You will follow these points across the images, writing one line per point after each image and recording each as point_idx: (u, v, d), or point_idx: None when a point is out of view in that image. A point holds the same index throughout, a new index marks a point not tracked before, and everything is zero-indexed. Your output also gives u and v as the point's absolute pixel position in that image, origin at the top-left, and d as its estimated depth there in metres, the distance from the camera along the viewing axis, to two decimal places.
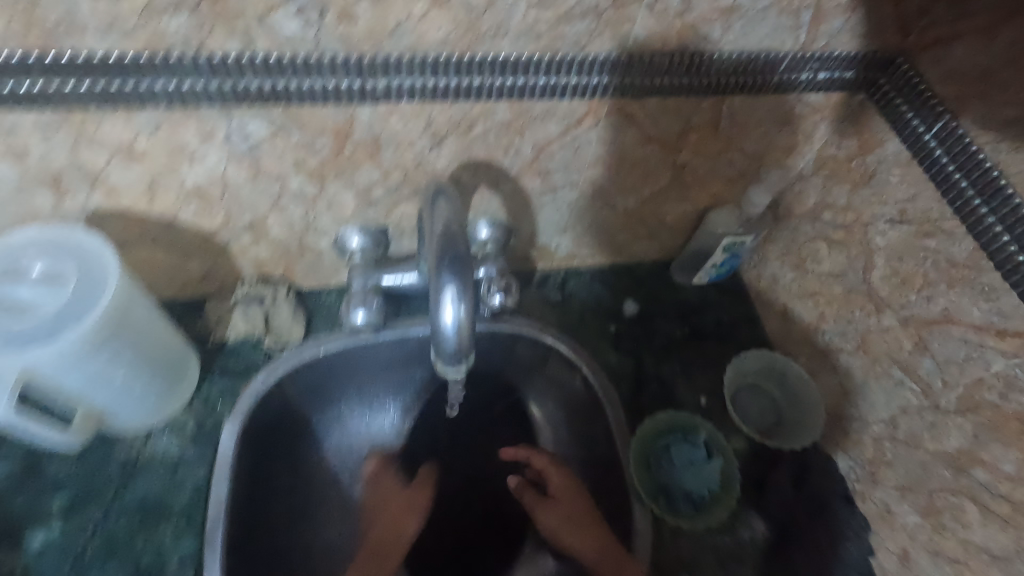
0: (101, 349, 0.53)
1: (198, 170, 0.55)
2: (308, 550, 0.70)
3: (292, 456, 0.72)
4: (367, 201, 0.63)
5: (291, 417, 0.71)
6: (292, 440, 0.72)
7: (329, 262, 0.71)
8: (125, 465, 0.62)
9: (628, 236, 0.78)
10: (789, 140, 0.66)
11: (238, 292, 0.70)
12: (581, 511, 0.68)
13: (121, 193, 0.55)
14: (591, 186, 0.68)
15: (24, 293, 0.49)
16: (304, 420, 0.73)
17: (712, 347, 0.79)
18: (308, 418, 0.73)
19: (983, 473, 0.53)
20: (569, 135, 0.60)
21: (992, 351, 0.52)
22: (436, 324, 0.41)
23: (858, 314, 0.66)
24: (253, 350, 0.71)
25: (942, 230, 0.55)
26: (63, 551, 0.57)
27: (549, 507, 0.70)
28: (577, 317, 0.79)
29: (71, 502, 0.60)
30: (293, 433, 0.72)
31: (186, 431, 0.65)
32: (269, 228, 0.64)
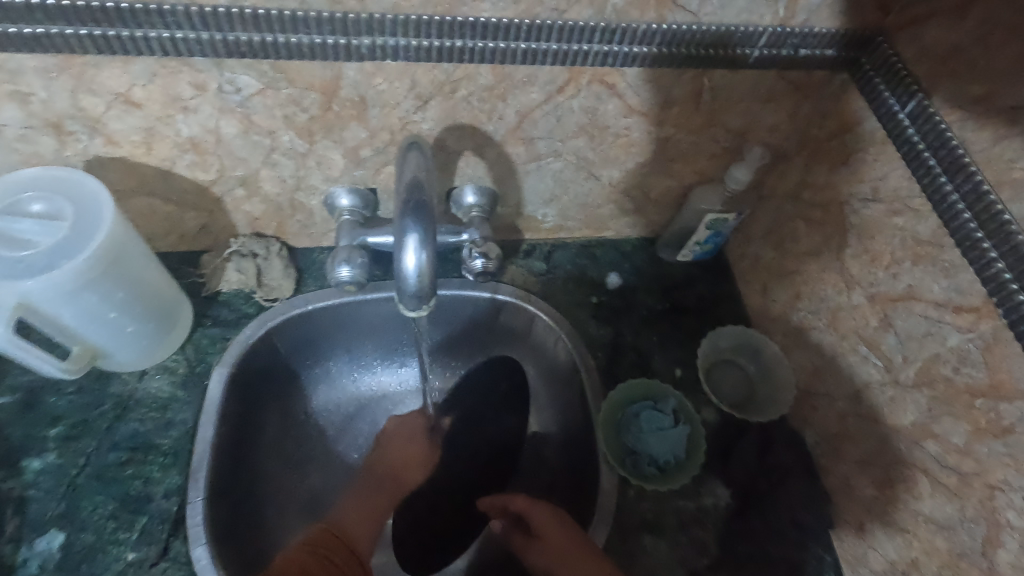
0: (94, 285, 0.56)
1: (193, 121, 0.57)
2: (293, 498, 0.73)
3: (279, 408, 0.75)
4: (355, 160, 0.65)
5: (279, 370, 0.74)
6: (279, 393, 0.75)
7: (320, 221, 0.73)
8: (118, 402, 0.66)
9: (613, 209, 0.80)
10: (771, 118, 0.67)
11: (232, 246, 0.73)
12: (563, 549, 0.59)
13: (120, 141, 0.58)
14: (576, 156, 0.70)
15: (22, 228, 0.52)
16: (292, 374, 0.76)
17: (690, 322, 0.81)
18: (296, 373, 0.77)
19: (934, 445, 0.55)
20: (552, 102, 0.62)
21: (949, 326, 0.53)
22: (398, 269, 0.43)
23: (830, 292, 0.67)
24: (245, 302, 0.74)
25: (910, 208, 0.56)
26: (56, 477, 0.61)
27: (536, 551, 0.62)
28: (559, 287, 0.81)
29: (66, 433, 0.63)
30: (281, 386, 0.75)
31: (177, 374, 0.68)
32: (261, 183, 0.66)
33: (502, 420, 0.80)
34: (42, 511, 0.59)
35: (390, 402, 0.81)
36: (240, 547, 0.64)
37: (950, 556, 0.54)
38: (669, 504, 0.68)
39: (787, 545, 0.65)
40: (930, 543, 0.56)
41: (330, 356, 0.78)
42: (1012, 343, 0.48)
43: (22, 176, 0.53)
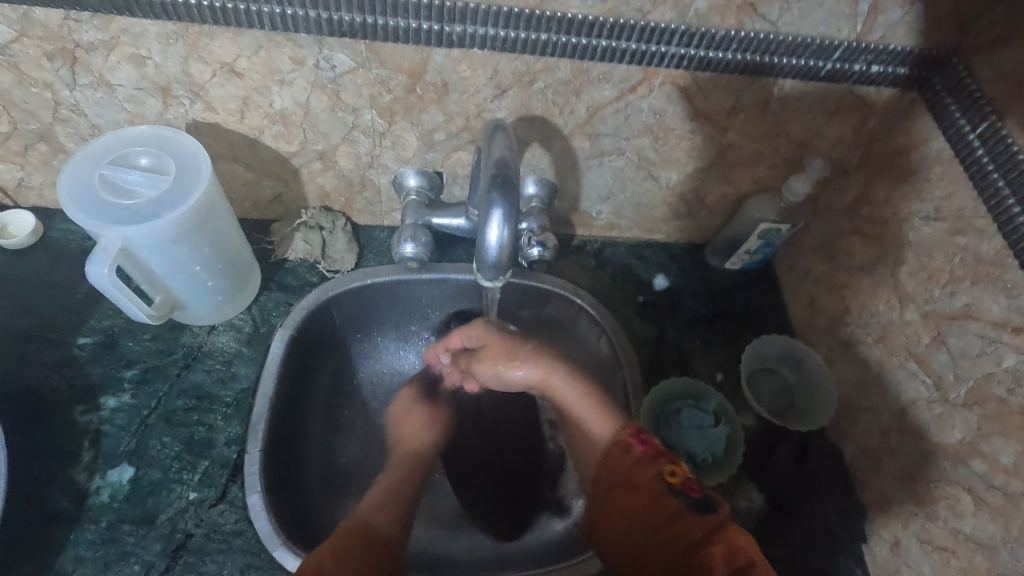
0: (186, 237, 0.60)
1: (286, 94, 0.61)
2: (333, 463, 0.75)
3: (329, 376, 0.78)
4: (429, 143, 0.68)
5: (332, 340, 0.78)
6: (329, 362, 0.78)
7: (386, 200, 0.77)
8: (189, 352, 0.70)
9: (667, 212, 0.82)
10: (836, 132, 0.69)
11: (301, 217, 0.77)
12: (505, 352, 0.72)
13: (217, 107, 0.62)
14: (638, 155, 0.72)
15: (131, 177, 0.56)
16: (342, 346, 0.80)
17: (735, 328, 0.82)
18: (346, 344, 0.80)
19: (981, 464, 0.55)
20: (623, 100, 0.64)
21: (1005, 346, 0.54)
22: (482, 239, 0.46)
23: (882, 307, 0.68)
24: (309, 271, 0.78)
25: (973, 228, 0.57)
26: (130, 415, 0.65)
27: (480, 359, 0.73)
28: (608, 284, 0.83)
29: (140, 376, 0.68)
30: (332, 356, 0.79)
31: (243, 331, 0.72)
32: (338, 158, 0.70)
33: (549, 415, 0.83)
34: (116, 445, 0.64)
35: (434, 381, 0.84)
36: (288, 500, 0.66)
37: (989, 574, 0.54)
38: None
39: (820, 552, 0.66)
40: (968, 561, 0.56)
41: (379, 332, 0.82)
42: None
43: (132, 134, 0.58)
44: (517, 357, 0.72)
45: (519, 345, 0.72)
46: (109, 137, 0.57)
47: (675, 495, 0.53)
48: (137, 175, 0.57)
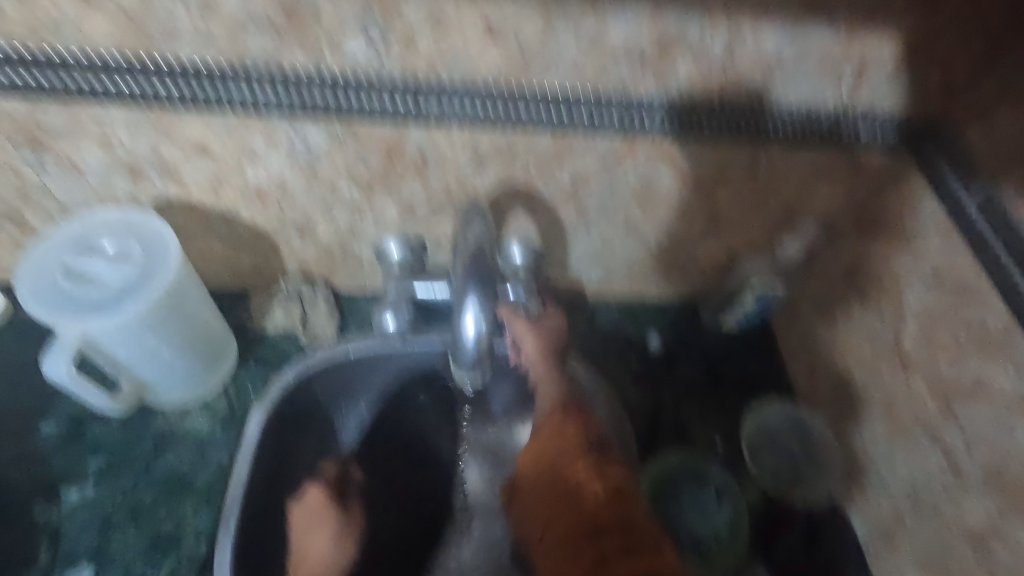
0: (153, 325, 0.57)
1: (260, 172, 0.60)
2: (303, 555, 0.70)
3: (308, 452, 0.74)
4: (410, 214, 0.66)
5: (311, 415, 0.74)
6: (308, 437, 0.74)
7: (369, 270, 0.75)
8: (159, 436, 0.66)
9: (660, 272, 0.79)
10: (829, 194, 0.67)
11: (280, 287, 0.74)
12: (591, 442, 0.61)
13: (190, 186, 0.60)
14: (626, 220, 0.70)
15: (92, 266, 0.54)
16: (322, 419, 0.75)
17: (733, 393, 0.79)
18: (326, 417, 0.76)
19: (1005, 555, 0.51)
20: (607, 169, 0.62)
21: (1020, 426, 0.50)
22: (458, 331, 0.45)
23: (887, 374, 0.65)
24: (289, 344, 0.75)
25: (978, 298, 0.54)
26: (93, 510, 0.61)
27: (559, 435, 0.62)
28: (600, 347, 0.81)
29: (106, 465, 0.64)
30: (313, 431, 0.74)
31: (217, 412, 0.68)
32: (317, 230, 0.68)
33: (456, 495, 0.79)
34: (77, 546, 0.60)
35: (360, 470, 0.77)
36: None
37: None
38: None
39: None
40: None
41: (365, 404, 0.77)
42: None
43: (96, 219, 0.56)
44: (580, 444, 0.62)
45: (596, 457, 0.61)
46: (73, 224, 0.55)
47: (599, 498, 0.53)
48: (103, 263, 0.55)
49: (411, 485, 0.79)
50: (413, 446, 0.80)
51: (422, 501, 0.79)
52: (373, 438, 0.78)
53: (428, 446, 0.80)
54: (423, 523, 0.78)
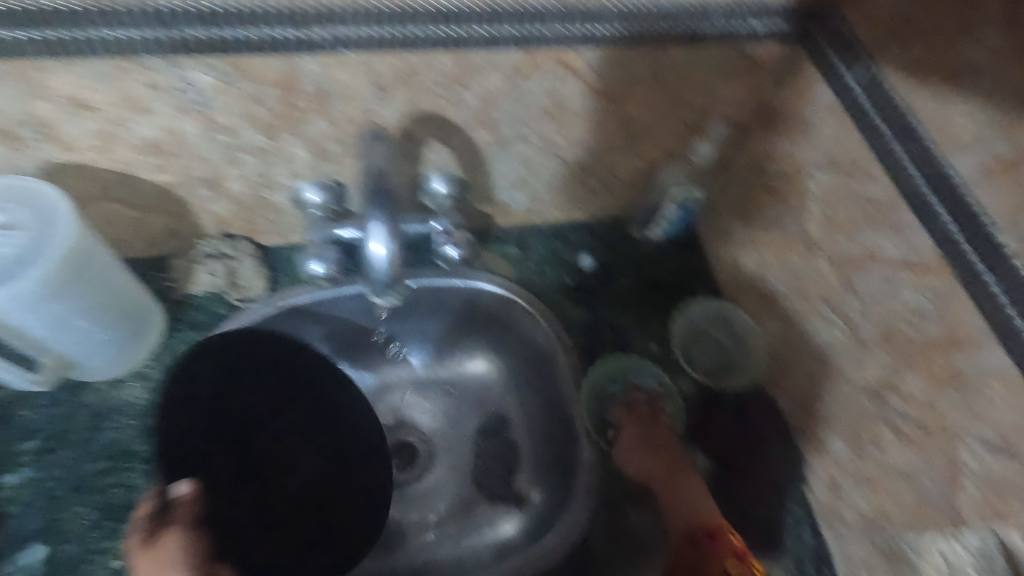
0: (60, 292, 0.56)
1: (149, 122, 0.57)
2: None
3: (240, 433, 0.68)
4: (321, 154, 0.65)
5: (234, 390, 0.68)
6: (238, 413, 0.68)
7: (290, 219, 0.73)
8: (95, 410, 0.65)
9: (583, 190, 0.81)
10: (733, 92, 0.69)
11: (201, 247, 0.72)
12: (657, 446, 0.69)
13: (76, 146, 0.57)
14: (541, 139, 0.70)
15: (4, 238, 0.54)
16: (250, 395, 0.69)
17: (663, 298, 0.82)
18: (255, 392, 0.70)
19: (898, 400, 0.57)
20: (513, 86, 0.62)
21: (905, 284, 0.55)
22: (367, 253, 0.46)
23: (795, 259, 0.70)
24: (218, 303, 0.72)
25: (865, 173, 0.58)
26: (38, 490, 0.60)
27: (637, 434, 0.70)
28: (535, 270, 0.82)
29: (44, 446, 0.62)
30: (246, 404, 0.69)
31: (153, 380, 0.67)
32: (227, 181, 0.66)
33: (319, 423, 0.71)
34: (28, 526, 0.59)
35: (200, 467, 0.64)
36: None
37: (918, 503, 0.56)
38: (645, 498, 0.69)
39: (762, 504, 0.69)
40: (897, 493, 0.58)
41: (293, 376, 0.72)
42: (963, 298, 0.50)
43: None
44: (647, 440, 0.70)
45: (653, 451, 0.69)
46: None
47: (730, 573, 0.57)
48: None
49: (292, 448, 0.70)
50: (311, 418, 0.71)
51: (312, 464, 0.70)
52: (309, 409, 0.71)
53: (280, 394, 0.71)
54: (307, 478, 0.69)
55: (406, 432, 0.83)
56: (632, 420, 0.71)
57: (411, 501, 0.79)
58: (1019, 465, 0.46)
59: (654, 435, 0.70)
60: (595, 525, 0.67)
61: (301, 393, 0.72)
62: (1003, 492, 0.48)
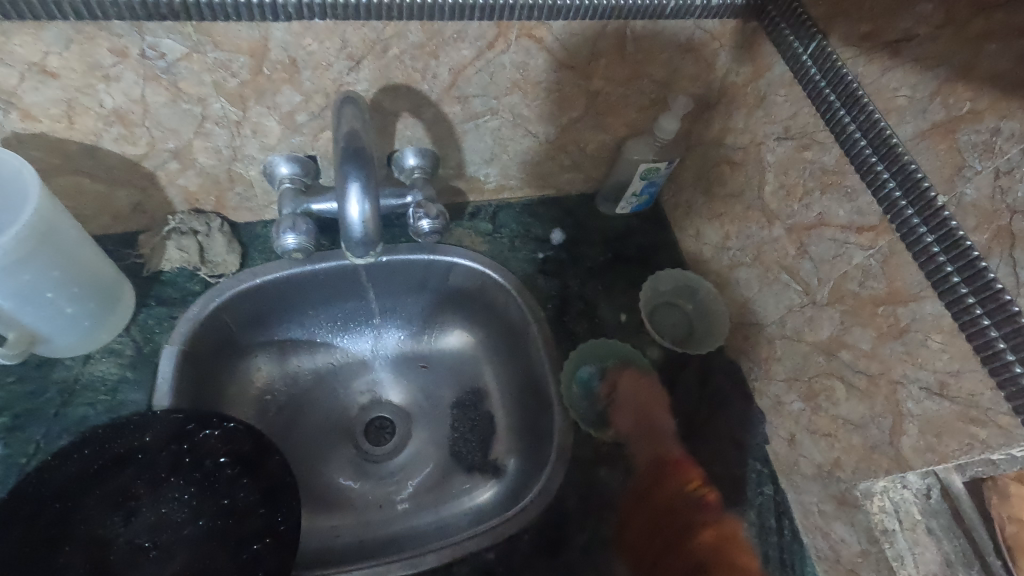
0: (27, 265, 0.55)
1: (115, 90, 0.56)
2: None
3: (96, 552, 0.56)
4: (292, 126, 0.65)
5: (62, 504, 0.56)
6: (80, 534, 0.56)
7: (260, 193, 0.73)
8: (65, 385, 0.64)
9: (553, 165, 0.82)
10: (694, 68, 0.72)
11: (169, 224, 0.72)
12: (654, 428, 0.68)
13: (38, 115, 0.56)
14: (511, 113, 0.72)
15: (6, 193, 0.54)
16: (88, 506, 0.57)
17: (632, 269, 0.85)
18: (94, 497, 0.58)
19: (848, 354, 0.61)
20: (482, 57, 0.63)
21: (854, 246, 0.59)
22: (344, 217, 0.51)
23: (754, 228, 0.73)
24: (190, 279, 0.72)
25: (817, 142, 0.62)
26: (4, 467, 0.58)
27: (626, 407, 0.70)
28: (506, 244, 0.84)
29: (13, 422, 0.61)
30: (90, 515, 0.57)
31: (124, 355, 0.66)
32: (195, 155, 0.65)
33: (201, 459, 0.63)
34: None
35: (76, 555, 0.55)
36: None
37: (865, 449, 0.60)
38: (617, 459, 0.70)
39: (728, 461, 0.71)
40: (848, 442, 0.61)
41: (128, 454, 0.61)
42: (905, 254, 0.54)
43: None
44: (654, 417, 0.69)
45: (648, 425, 0.69)
46: None
47: (691, 497, 0.61)
48: None
49: (186, 496, 0.61)
50: (187, 457, 0.63)
51: (211, 499, 0.62)
52: (177, 457, 0.62)
53: (136, 452, 0.61)
54: (212, 519, 0.61)
55: (379, 409, 0.84)
56: (636, 383, 0.71)
57: (388, 477, 0.79)
58: (955, 407, 0.50)
59: (646, 402, 0.70)
60: (569, 486, 0.68)
61: (161, 438, 0.62)
62: (941, 432, 0.52)
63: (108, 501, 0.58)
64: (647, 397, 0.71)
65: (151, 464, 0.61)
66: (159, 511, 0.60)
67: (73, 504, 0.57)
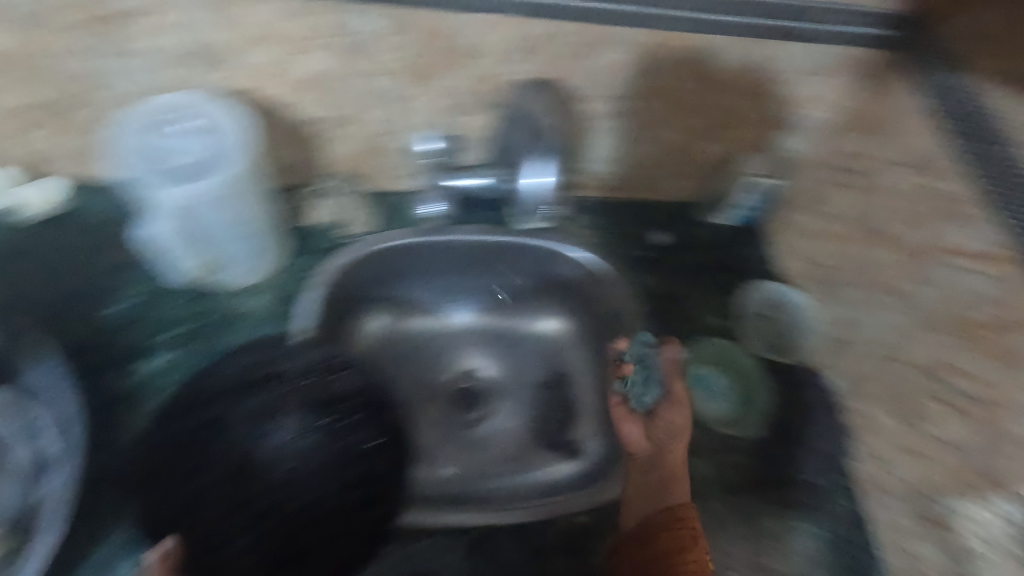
0: (231, 206, 0.62)
1: (322, 56, 0.67)
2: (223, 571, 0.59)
3: (239, 454, 0.63)
4: (450, 106, 0.74)
5: (222, 404, 0.64)
6: (231, 434, 0.63)
7: (401, 165, 0.80)
8: (226, 311, 0.71)
9: (665, 171, 0.88)
10: (813, 90, 0.78)
11: (328, 183, 0.79)
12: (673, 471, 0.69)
13: (257, 72, 0.68)
14: (636, 113, 0.80)
15: (170, 134, 0.59)
16: (239, 412, 0.64)
17: (729, 279, 0.87)
18: (245, 405, 0.65)
19: (961, 380, 0.58)
20: (625, 61, 0.73)
21: (965, 265, 0.59)
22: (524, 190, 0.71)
23: (860, 248, 0.74)
24: (322, 235, 0.78)
25: (937, 163, 0.64)
26: (178, 372, 0.66)
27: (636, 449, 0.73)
28: (612, 240, 0.88)
29: (184, 336, 0.69)
30: (239, 419, 0.64)
31: (273, 295, 0.73)
32: (363, 123, 0.75)
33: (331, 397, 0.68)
34: (146, 419, 0.63)
35: (226, 450, 0.63)
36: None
37: (960, 471, 0.56)
38: (700, 444, 0.76)
39: (806, 468, 0.72)
40: (944, 464, 0.58)
41: (274, 374, 0.66)
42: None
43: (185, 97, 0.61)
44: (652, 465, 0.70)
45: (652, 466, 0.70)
46: (162, 100, 0.61)
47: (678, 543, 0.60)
48: (184, 136, 0.59)
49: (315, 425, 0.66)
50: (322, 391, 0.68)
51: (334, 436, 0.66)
52: (314, 388, 0.67)
53: (280, 373, 0.67)
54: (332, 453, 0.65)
55: (470, 381, 0.89)
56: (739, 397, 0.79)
57: (476, 443, 0.85)
58: None
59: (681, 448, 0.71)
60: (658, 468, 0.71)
61: (303, 368, 0.67)
62: None
63: (253, 411, 0.65)
64: (665, 444, 0.72)
65: (290, 389, 0.66)
66: (290, 433, 0.65)
67: (229, 407, 0.64)
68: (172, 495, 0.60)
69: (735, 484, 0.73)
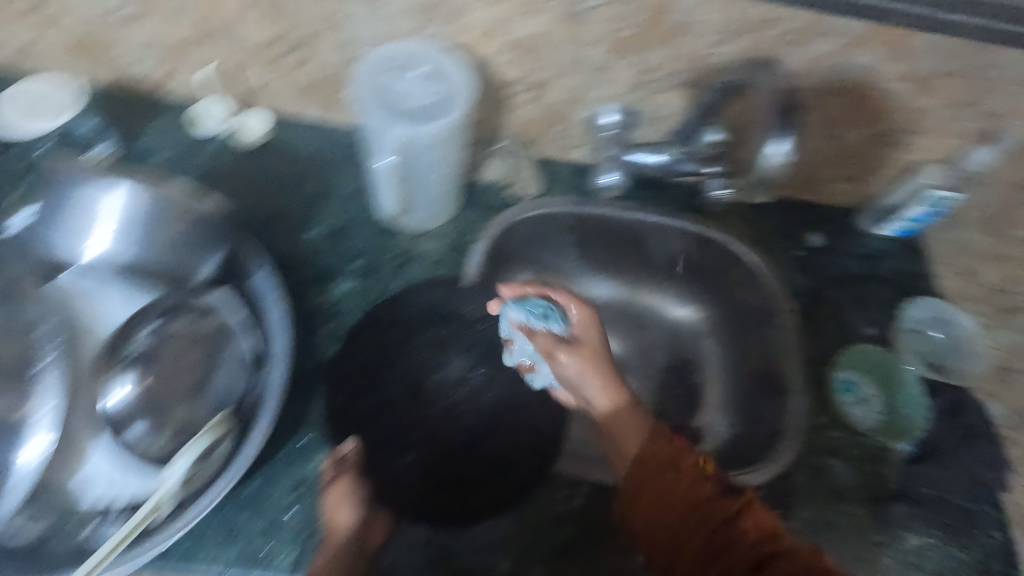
0: (450, 144, 0.69)
1: (535, 20, 0.69)
2: (401, 477, 0.67)
3: (419, 379, 0.74)
4: (643, 80, 0.75)
5: (408, 334, 0.73)
6: (413, 360, 0.74)
7: (577, 134, 0.82)
8: (401, 250, 0.76)
9: (837, 170, 0.84)
10: None
11: (499, 144, 0.83)
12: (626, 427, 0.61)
13: (468, 27, 0.70)
14: (829, 109, 0.77)
15: (405, 78, 0.65)
16: (421, 343, 0.74)
17: (889, 289, 0.84)
18: (426, 338, 0.75)
19: None
20: (840, 53, 0.69)
21: None
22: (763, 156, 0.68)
23: None
24: (497, 192, 0.83)
25: None
26: (360, 298, 0.72)
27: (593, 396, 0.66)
28: (770, 232, 0.86)
29: (366, 267, 0.74)
30: (421, 349, 0.74)
31: (444, 241, 0.78)
32: (553, 89, 0.77)
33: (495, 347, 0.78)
34: (332, 338, 0.69)
35: (409, 373, 0.73)
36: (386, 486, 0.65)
37: None
38: (846, 454, 0.73)
39: (957, 493, 0.70)
40: None
41: (451, 316, 0.76)
42: None
43: (409, 47, 0.67)
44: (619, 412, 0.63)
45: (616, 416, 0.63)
46: (389, 50, 0.66)
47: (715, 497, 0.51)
48: (416, 79, 0.66)
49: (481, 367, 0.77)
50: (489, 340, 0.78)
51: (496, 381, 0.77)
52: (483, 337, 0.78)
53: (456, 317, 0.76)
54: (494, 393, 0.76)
55: None
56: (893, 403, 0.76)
57: None
58: None
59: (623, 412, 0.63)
60: (802, 463, 0.72)
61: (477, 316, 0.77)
62: None
63: (433, 344, 0.75)
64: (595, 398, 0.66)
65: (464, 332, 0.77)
66: (462, 368, 0.76)
67: (413, 337, 0.74)
68: (362, 397, 0.68)
69: (879, 492, 0.70)
